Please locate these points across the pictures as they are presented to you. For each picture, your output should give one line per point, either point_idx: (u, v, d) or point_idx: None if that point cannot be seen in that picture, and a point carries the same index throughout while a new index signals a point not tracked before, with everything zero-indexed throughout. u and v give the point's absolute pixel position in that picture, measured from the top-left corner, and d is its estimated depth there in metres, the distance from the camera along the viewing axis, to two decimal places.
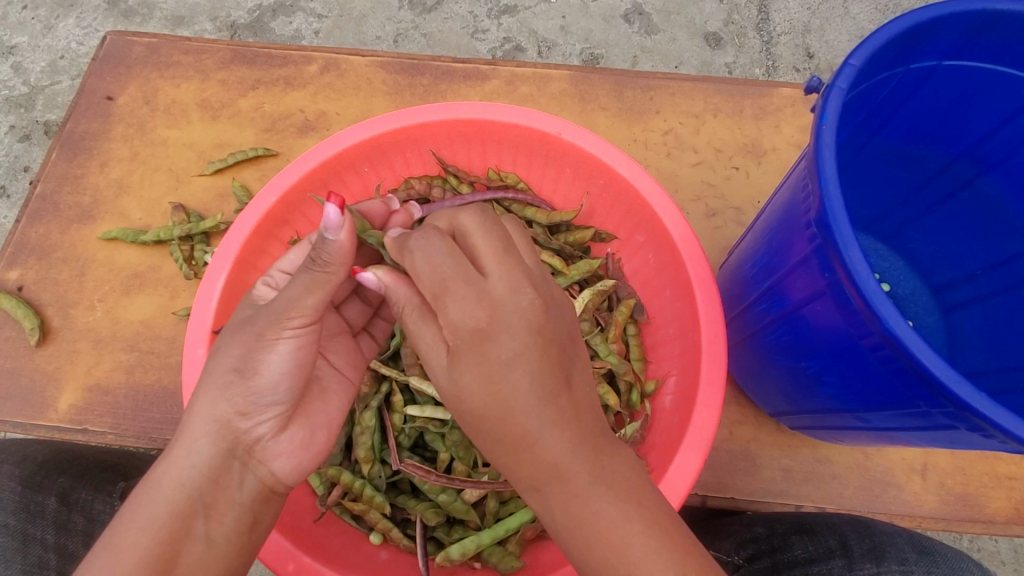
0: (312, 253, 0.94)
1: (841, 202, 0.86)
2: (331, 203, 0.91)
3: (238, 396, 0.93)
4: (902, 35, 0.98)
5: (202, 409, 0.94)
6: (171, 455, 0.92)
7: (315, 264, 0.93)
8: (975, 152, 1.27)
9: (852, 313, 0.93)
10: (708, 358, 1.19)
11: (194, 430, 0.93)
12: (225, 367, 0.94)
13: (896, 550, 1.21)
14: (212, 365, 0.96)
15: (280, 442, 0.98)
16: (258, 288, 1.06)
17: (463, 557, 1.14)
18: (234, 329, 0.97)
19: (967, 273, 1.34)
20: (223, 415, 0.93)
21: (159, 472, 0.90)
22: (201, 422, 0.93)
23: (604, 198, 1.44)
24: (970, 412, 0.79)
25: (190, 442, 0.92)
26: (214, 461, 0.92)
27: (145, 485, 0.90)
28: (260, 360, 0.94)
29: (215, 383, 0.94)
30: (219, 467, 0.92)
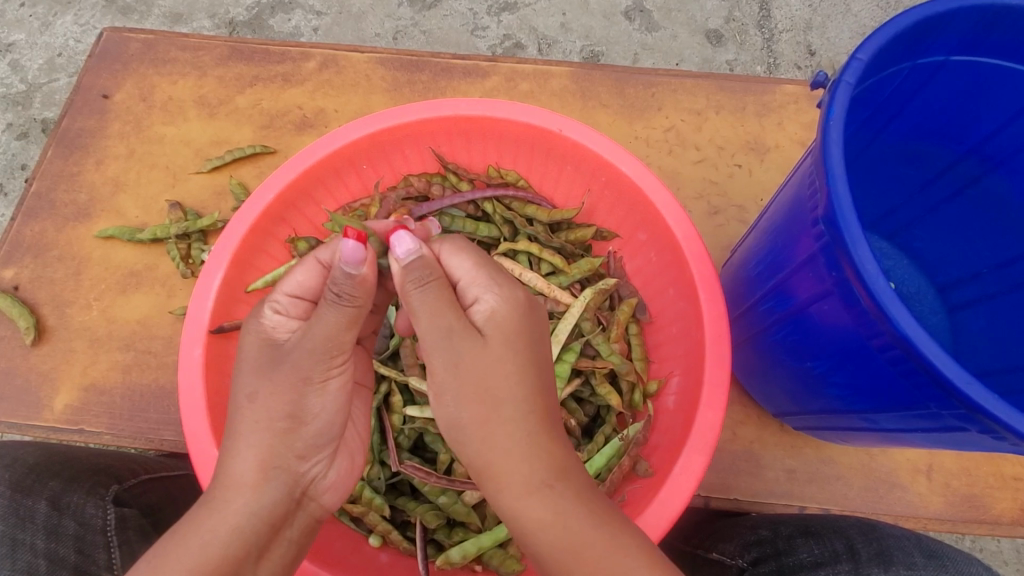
0: (335, 289, 0.88)
1: (849, 200, 0.84)
2: (350, 239, 0.86)
3: (292, 441, 0.92)
4: (910, 29, 0.96)
5: (253, 455, 0.90)
6: (230, 503, 0.87)
7: (341, 300, 0.88)
8: (983, 149, 1.25)
9: (860, 312, 0.91)
10: (712, 358, 1.17)
11: (250, 477, 0.89)
12: (273, 413, 0.91)
13: (904, 553, 1.20)
14: (251, 410, 0.91)
15: (330, 477, 1.00)
16: (268, 316, 0.96)
17: (464, 559, 1.13)
18: (269, 370, 0.92)
19: (973, 271, 1.32)
20: (281, 460, 0.91)
21: (219, 519, 0.85)
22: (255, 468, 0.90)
23: (606, 196, 1.42)
24: (982, 413, 0.77)
25: (246, 489, 0.88)
26: (277, 506, 0.90)
27: (204, 534, 0.84)
28: (310, 402, 0.93)
29: (265, 427, 0.91)
30: (282, 510, 0.91)
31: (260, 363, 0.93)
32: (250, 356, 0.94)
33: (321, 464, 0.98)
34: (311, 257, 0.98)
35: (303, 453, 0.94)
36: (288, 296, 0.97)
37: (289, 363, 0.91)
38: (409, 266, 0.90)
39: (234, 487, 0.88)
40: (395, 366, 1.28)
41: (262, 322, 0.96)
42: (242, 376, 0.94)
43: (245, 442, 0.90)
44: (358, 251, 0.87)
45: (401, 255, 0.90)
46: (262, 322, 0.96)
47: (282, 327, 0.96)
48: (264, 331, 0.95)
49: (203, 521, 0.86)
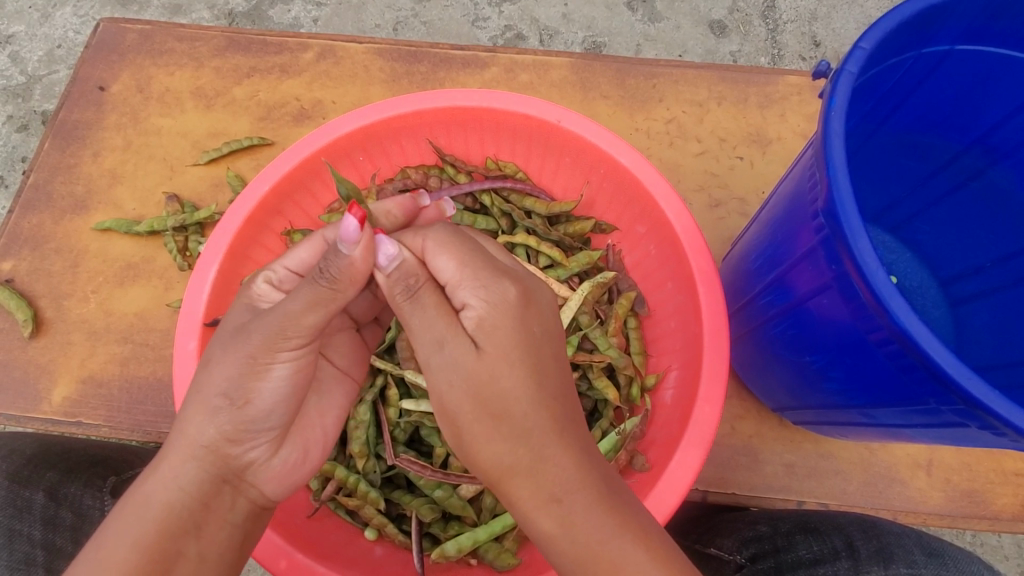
0: (321, 264, 0.84)
1: (850, 192, 0.83)
2: (352, 217, 0.81)
3: (230, 421, 0.90)
4: (914, 18, 0.94)
5: (192, 427, 0.90)
6: (158, 473, 0.88)
7: (322, 277, 0.84)
8: (988, 140, 1.23)
9: (859, 306, 0.90)
10: (710, 351, 1.16)
11: (183, 449, 0.90)
12: (218, 389, 0.90)
13: (906, 551, 1.18)
14: (203, 380, 0.91)
15: (273, 464, 0.98)
16: (259, 283, 0.96)
17: (459, 553, 1.12)
18: (228, 340, 0.91)
19: (976, 265, 1.31)
20: (212, 438, 0.90)
21: (147, 490, 0.87)
22: (189, 440, 0.90)
23: (605, 188, 1.41)
24: (981, 408, 0.76)
25: (179, 461, 0.89)
26: (202, 484, 0.90)
27: (131, 502, 0.87)
28: (251, 386, 0.90)
29: (208, 401, 0.90)
30: (207, 488, 0.90)
31: (230, 329, 0.93)
32: (233, 321, 0.94)
33: (260, 449, 0.95)
34: (319, 235, 0.99)
35: (237, 437, 0.92)
36: (286, 269, 0.97)
37: (243, 337, 0.89)
38: (392, 275, 0.88)
39: (168, 453, 0.90)
40: (392, 360, 1.27)
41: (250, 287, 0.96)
42: (216, 342, 0.94)
43: (189, 413, 0.91)
44: (357, 234, 0.82)
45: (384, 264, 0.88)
46: (252, 287, 0.96)
47: (266, 299, 0.96)
48: (249, 299, 0.95)
49: (134, 487, 0.89)
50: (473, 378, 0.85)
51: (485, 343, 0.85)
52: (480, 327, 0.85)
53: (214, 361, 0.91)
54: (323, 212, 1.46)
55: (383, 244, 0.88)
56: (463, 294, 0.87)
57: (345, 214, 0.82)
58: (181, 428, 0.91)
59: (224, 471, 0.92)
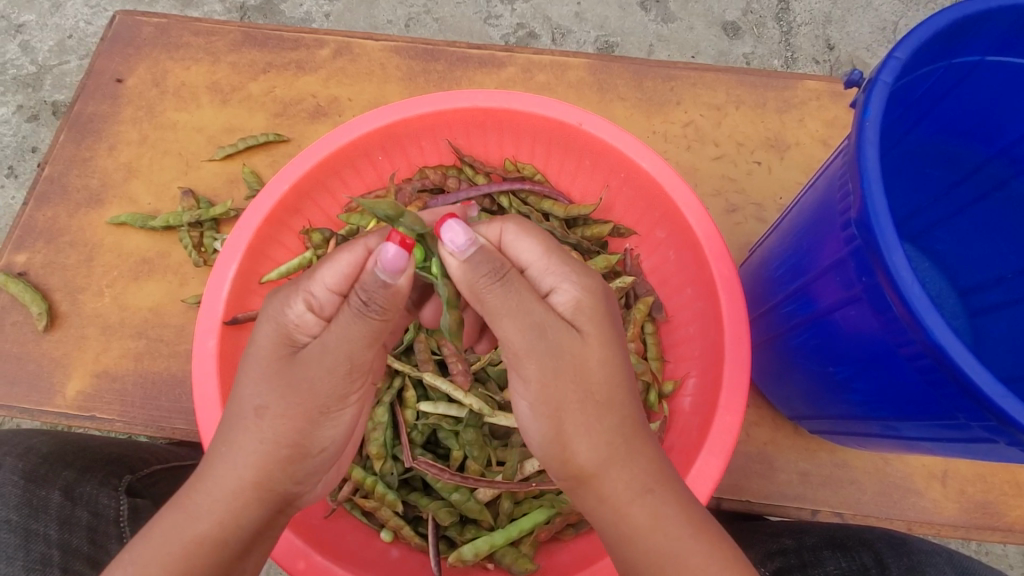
0: (365, 296, 0.86)
1: (884, 204, 0.82)
2: (393, 244, 0.82)
3: (291, 467, 0.94)
4: (948, 28, 0.94)
5: (252, 470, 0.91)
6: (217, 514, 0.89)
7: (370, 310, 0.87)
8: (1013, 151, 1.22)
9: (889, 319, 0.89)
10: (731, 359, 1.16)
11: (245, 492, 0.90)
12: (279, 436, 0.92)
13: (937, 569, 1.21)
14: (257, 424, 0.92)
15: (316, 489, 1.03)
16: (297, 309, 0.93)
17: (476, 557, 1.11)
18: (283, 383, 0.92)
19: (997, 276, 1.30)
20: (279, 482, 0.93)
21: (212, 531, 0.88)
22: (250, 484, 0.91)
23: (625, 193, 1.40)
24: (1013, 425, 0.75)
25: (241, 502, 0.90)
26: (262, 522, 0.92)
27: (189, 542, 0.87)
28: (316, 432, 0.95)
29: (268, 446, 0.92)
30: (268, 524, 0.94)
31: (274, 366, 0.93)
32: (263, 346, 0.93)
33: (313, 484, 1.01)
34: (360, 243, 0.92)
35: (300, 479, 0.96)
36: (326, 290, 0.93)
37: (303, 382, 0.91)
38: (471, 262, 0.86)
39: (223, 494, 0.90)
40: (409, 361, 1.26)
41: (289, 312, 0.93)
42: (249, 379, 0.93)
43: (244, 455, 0.91)
44: (401, 261, 0.83)
45: (460, 249, 0.85)
46: (289, 313, 0.93)
47: (305, 327, 0.94)
48: (287, 326, 0.93)
49: (187, 529, 0.88)
50: (574, 365, 0.89)
51: (583, 325, 0.91)
52: (578, 308, 0.92)
53: (269, 408, 0.91)
54: (340, 211, 1.46)
55: (454, 232, 0.85)
56: (551, 279, 0.94)
57: (383, 242, 0.83)
58: (235, 470, 0.91)
59: (284, 509, 0.96)
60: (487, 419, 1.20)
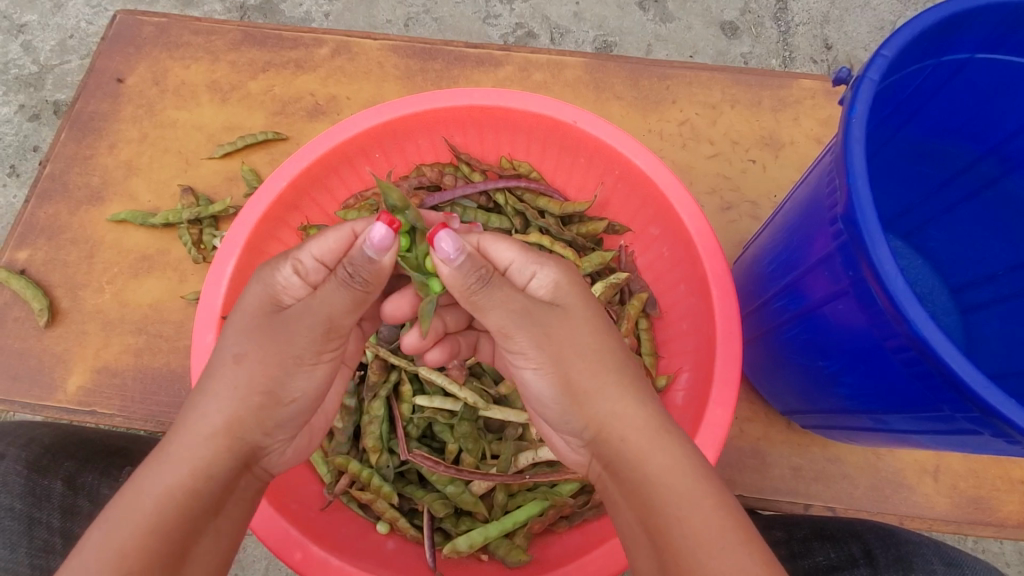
0: (350, 269, 0.89)
1: (870, 199, 0.84)
2: (382, 225, 0.84)
3: (264, 416, 0.96)
4: (935, 26, 0.95)
5: (223, 416, 0.93)
6: (187, 462, 0.88)
7: (354, 280, 0.90)
8: (1004, 149, 1.23)
9: (876, 312, 0.91)
10: (723, 354, 1.17)
11: (214, 438, 0.91)
12: (255, 384, 0.94)
13: (924, 560, 1.21)
14: (233, 372, 0.94)
15: (284, 452, 1.04)
16: (287, 273, 0.97)
17: (471, 549, 1.13)
18: (265, 334, 0.95)
19: (989, 273, 1.31)
20: (249, 431, 0.94)
21: (180, 477, 0.87)
22: (223, 429, 0.92)
23: (619, 190, 1.42)
24: (997, 416, 0.77)
25: (212, 449, 0.91)
26: (232, 473, 0.93)
27: (160, 493, 0.85)
28: (290, 383, 0.98)
29: (244, 394, 0.94)
30: (237, 477, 0.94)
31: (258, 320, 0.96)
32: (249, 304, 0.97)
33: (283, 441, 1.02)
34: (347, 226, 0.98)
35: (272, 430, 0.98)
36: (313, 260, 0.97)
37: (283, 334, 0.95)
38: (461, 268, 0.89)
39: (195, 440, 0.90)
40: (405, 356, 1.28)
41: (278, 275, 0.97)
42: (229, 333, 0.97)
43: (218, 402, 0.93)
44: (389, 239, 0.85)
45: (450, 257, 0.87)
46: (277, 277, 0.97)
47: (290, 290, 0.98)
48: (274, 289, 0.97)
49: (156, 477, 0.86)
50: (563, 338, 0.94)
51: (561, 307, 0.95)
52: (558, 289, 0.96)
53: (248, 354, 0.94)
54: (338, 208, 1.47)
55: (444, 240, 0.86)
56: (528, 266, 0.97)
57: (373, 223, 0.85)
58: (207, 414, 0.92)
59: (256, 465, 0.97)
60: (482, 412, 1.23)
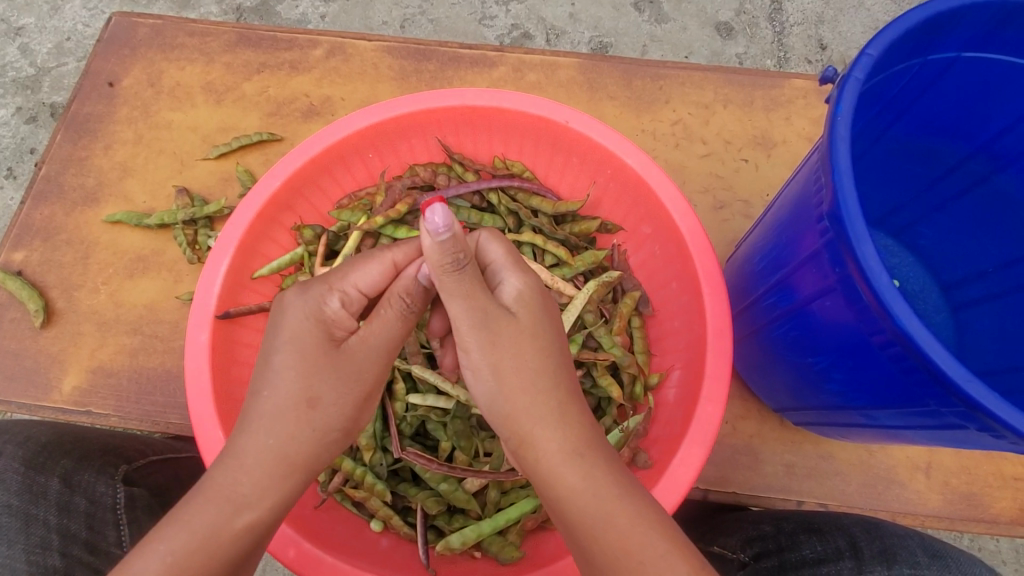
0: (406, 297, 0.99)
1: (855, 196, 0.84)
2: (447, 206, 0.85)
3: (334, 448, 0.97)
4: (920, 25, 0.96)
5: (303, 454, 0.91)
6: (264, 502, 0.88)
7: (409, 309, 1.00)
8: (992, 147, 1.24)
9: (862, 308, 0.91)
10: (714, 350, 1.18)
11: (295, 476, 0.91)
12: (329, 421, 0.94)
13: (909, 552, 1.22)
14: (309, 411, 0.92)
15: None
16: (334, 304, 0.98)
17: (464, 545, 1.14)
18: (328, 370, 0.93)
19: (979, 270, 1.32)
20: (322, 467, 0.95)
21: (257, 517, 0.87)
22: (302, 467, 0.91)
23: (612, 189, 1.42)
24: (981, 410, 0.78)
25: (290, 487, 0.90)
26: (301, 503, 0.94)
27: (237, 531, 0.85)
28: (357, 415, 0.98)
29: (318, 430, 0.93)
30: (297, 503, 0.95)
31: (315, 352, 0.94)
32: (299, 330, 0.94)
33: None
34: (389, 256, 1.02)
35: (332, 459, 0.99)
36: (358, 291, 1.01)
37: (352, 369, 0.95)
38: (445, 245, 0.87)
39: (271, 479, 0.89)
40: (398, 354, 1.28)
41: (327, 306, 0.97)
42: (295, 363, 0.93)
43: (296, 441, 0.91)
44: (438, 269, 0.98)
45: (436, 232, 0.85)
46: (325, 307, 0.97)
47: (341, 322, 0.98)
48: (325, 320, 0.96)
49: (233, 517, 0.85)
50: (510, 347, 0.93)
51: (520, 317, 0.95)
52: (520, 301, 0.97)
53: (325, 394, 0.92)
54: (332, 209, 1.48)
55: (437, 213, 0.85)
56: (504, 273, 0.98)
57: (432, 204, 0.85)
58: (284, 453, 0.90)
59: None
60: (474, 410, 1.23)
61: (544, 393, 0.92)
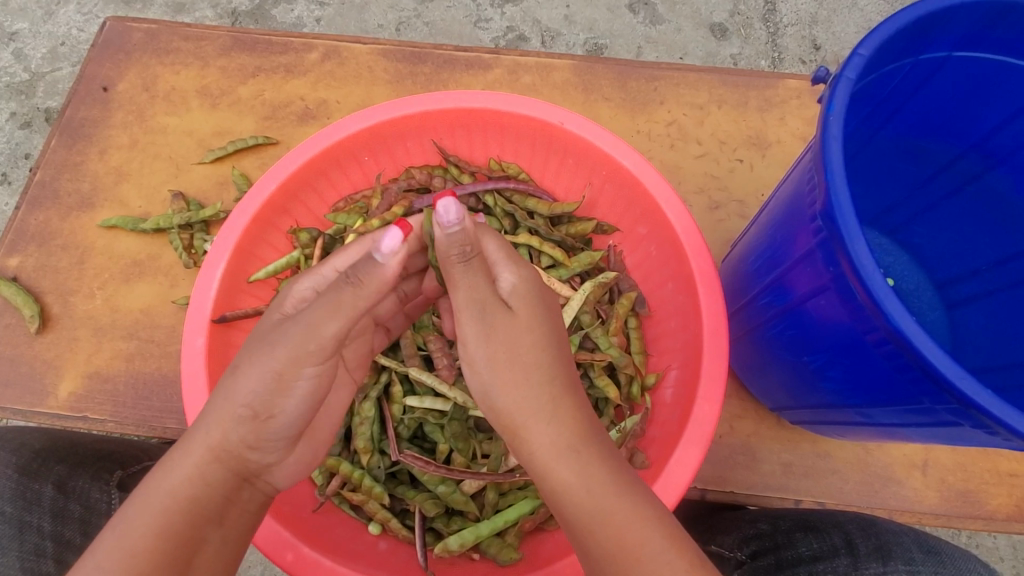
0: (349, 268, 0.91)
1: (848, 195, 0.85)
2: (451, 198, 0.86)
3: (253, 431, 0.93)
4: (911, 25, 0.96)
5: (223, 426, 0.92)
6: (190, 470, 0.91)
7: (348, 280, 0.90)
8: (984, 146, 1.25)
9: (856, 307, 0.92)
10: (710, 350, 1.19)
11: (217, 449, 0.92)
12: (248, 393, 0.92)
13: (903, 548, 1.22)
14: (232, 383, 0.93)
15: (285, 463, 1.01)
16: (303, 288, 1.04)
17: (461, 547, 1.14)
18: (259, 344, 0.94)
19: (972, 268, 1.33)
20: (244, 442, 0.93)
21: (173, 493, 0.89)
22: (217, 443, 0.92)
23: (607, 190, 1.43)
24: (975, 408, 0.78)
25: (206, 462, 0.91)
26: (225, 486, 0.92)
27: (165, 500, 0.88)
28: (284, 398, 0.94)
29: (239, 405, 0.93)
30: (233, 489, 0.94)
31: (261, 329, 0.97)
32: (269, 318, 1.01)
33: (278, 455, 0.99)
34: (367, 241, 1.05)
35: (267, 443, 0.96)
36: (334, 274, 1.05)
37: (272, 341, 0.93)
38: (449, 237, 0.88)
39: (198, 449, 0.92)
40: (395, 357, 1.28)
41: (295, 290, 1.04)
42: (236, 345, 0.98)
43: (220, 413, 0.93)
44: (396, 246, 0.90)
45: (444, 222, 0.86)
46: (294, 291, 1.04)
47: (309, 300, 1.03)
48: (291, 302, 1.03)
49: (163, 483, 0.90)
50: (506, 340, 0.92)
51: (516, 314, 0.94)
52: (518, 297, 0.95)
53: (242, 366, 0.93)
54: (327, 211, 1.48)
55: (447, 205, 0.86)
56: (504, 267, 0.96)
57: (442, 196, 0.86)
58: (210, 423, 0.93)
59: (247, 476, 0.95)
60: (472, 412, 1.22)
61: (542, 387, 0.91)
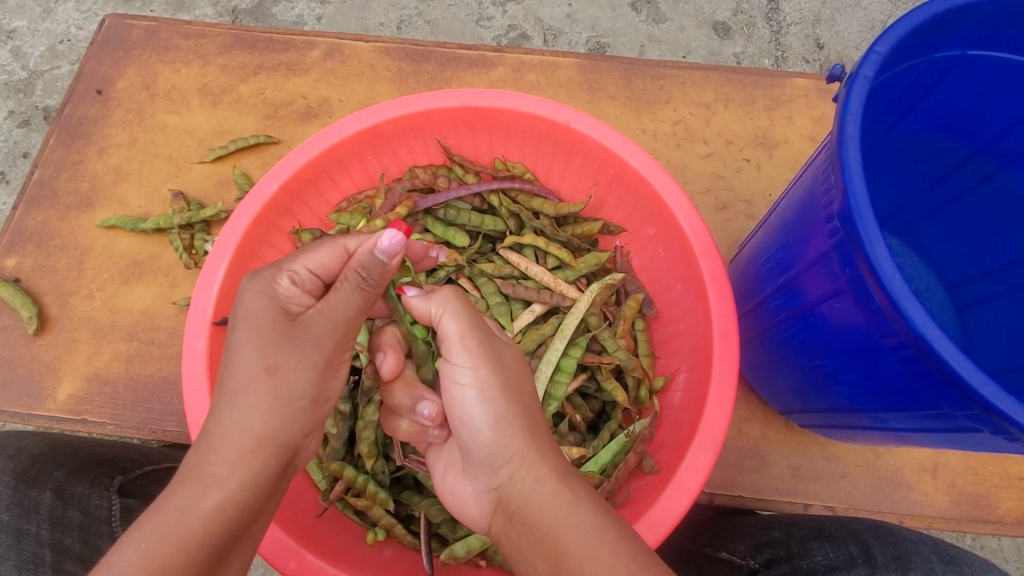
0: (363, 272, 0.88)
1: (866, 197, 0.83)
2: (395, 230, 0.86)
3: (305, 419, 0.93)
4: (927, 24, 0.95)
5: (266, 427, 0.89)
6: (232, 482, 0.85)
7: (366, 283, 0.89)
8: (996, 146, 1.24)
9: (873, 311, 0.90)
10: (720, 355, 1.17)
11: (261, 449, 0.88)
12: (290, 389, 0.90)
13: (923, 559, 1.18)
14: (266, 384, 0.89)
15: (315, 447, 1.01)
16: (285, 284, 0.95)
17: (468, 554, 1.13)
18: (287, 344, 0.90)
19: (983, 269, 1.31)
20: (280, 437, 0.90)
21: (214, 500, 0.83)
22: (263, 440, 0.88)
23: (614, 190, 1.41)
24: (997, 414, 0.76)
25: (256, 464, 0.87)
26: (274, 484, 0.90)
27: (206, 515, 0.82)
28: (325, 382, 0.95)
29: (279, 401, 0.90)
30: (277, 486, 0.91)
31: (271, 331, 0.90)
32: (263, 319, 0.91)
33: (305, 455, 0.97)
34: (342, 242, 0.99)
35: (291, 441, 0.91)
36: (310, 272, 0.97)
37: (314, 338, 0.91)
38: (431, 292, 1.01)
39: (235, 454, 0.87)
40: None
41: (278, 286, 0.94)
42: (250, 345, 0.90)
43: (254, 414, 0.88)
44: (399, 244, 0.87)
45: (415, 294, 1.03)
46: (277, 287, 0.94)
47: (295, 300, 0.95)
48: (280, 300, 0.93)
49: (200, 501, 0.83)
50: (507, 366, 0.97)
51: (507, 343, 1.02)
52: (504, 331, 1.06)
53: (281, 363, 0.90)
54: (330, 212, 1.46)
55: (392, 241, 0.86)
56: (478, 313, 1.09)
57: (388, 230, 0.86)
58: (245, 426, 0.88)
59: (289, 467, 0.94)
60: None
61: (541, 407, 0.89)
